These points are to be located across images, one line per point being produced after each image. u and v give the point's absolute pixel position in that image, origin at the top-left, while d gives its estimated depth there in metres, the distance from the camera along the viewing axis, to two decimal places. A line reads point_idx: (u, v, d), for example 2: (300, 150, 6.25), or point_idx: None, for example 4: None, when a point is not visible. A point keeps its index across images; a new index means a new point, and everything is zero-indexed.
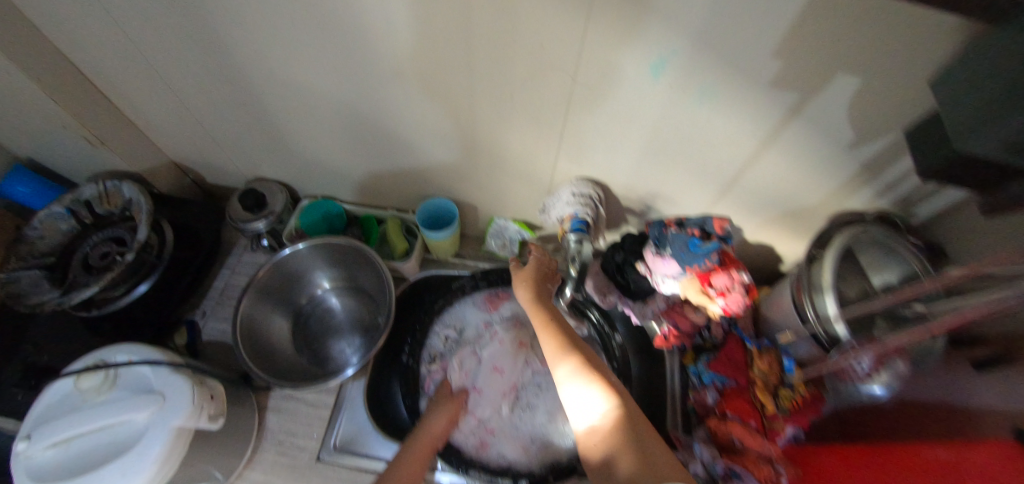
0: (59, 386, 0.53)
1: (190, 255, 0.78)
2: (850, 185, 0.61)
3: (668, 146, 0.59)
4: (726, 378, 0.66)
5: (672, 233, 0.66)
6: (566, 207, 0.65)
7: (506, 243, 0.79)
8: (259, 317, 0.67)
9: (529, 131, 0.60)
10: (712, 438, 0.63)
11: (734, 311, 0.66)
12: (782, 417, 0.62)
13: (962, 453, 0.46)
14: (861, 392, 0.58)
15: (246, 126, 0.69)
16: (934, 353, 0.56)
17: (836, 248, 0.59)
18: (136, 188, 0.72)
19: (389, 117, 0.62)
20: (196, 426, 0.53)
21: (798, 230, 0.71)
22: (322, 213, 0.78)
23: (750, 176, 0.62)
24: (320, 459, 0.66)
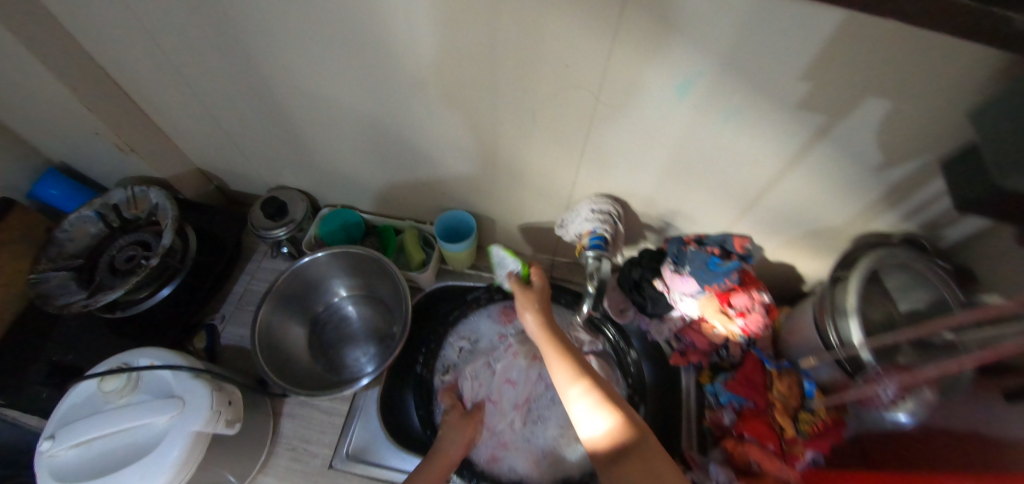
0: (84, 386, 0.54)
1: (211, 259, 0.80)
2: (876, 207, 0.60)
3: (690, 165, 0.59)
4: (744, 399, 0.65)
5: (691, 251, 0.66)
6: (585, 224, 0.65)
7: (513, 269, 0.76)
8: (276, 321, 0.68)
9: (550, 149, 0.60)
10: (730, 460, 0.62)
11: (753, 331, 0.66)
12: (803, 442, 0.60)
13: None
14: (882, 423, 0.54)
15: (271, 136, 0.70)
16: None
17: (860, 272, 0.58)
18: (161, 194, 0.74)
19: (411, 130, 0.63)
20: (213, 431, 0.54)
21: (819, 250, 0.70)
22: (341, 222, 0.78)
23: (773, 196, 0.62)
24: (333, 467, 0.66)
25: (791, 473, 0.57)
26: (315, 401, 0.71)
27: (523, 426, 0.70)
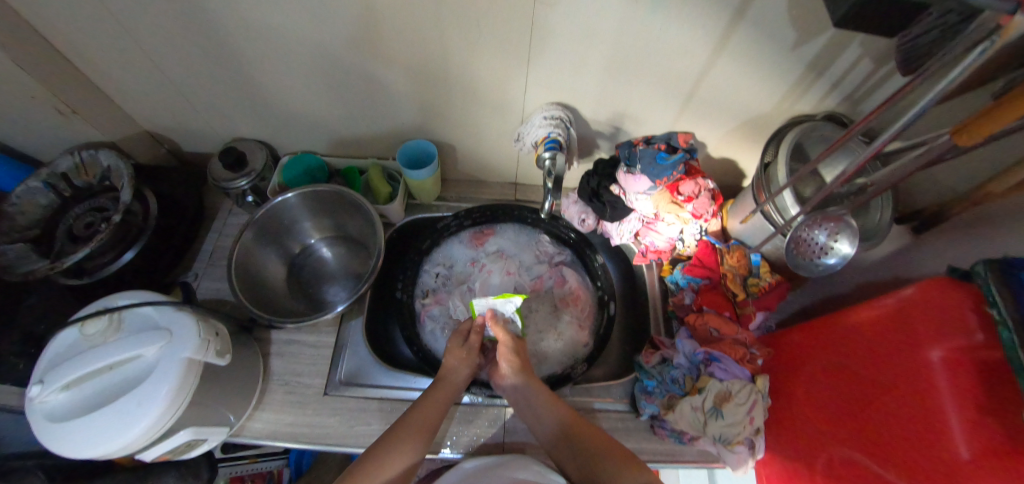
0: (64, 335, 0.53)
1: (175, 220, 0.78)
2: (799, 86, 0.65)
3: (630, 62, 0.63)
4: (700, 279, 0.73)
5: (641, 150, 0.70)
6: (539, 130, 0.69)
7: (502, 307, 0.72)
8: (254, 262, 0.70)
9: (498, 58, 0.63)
10: (693, 334, 0.69)
11: (703, 216, 0.72)
12: (753, 302, 0.68)
13: (901, 295, 0.51)
14: (816, 265, 0.61)
15: (219, 80, 0.69)
16: (879, 228, 0.62)
17: (787, 145, 0.64)
18: (113, 155, 0.71)
19: (361, 56, 0.64)
20: (205, 359, 0.55)
21: (757, 140, 0.76)
22: (304, 167, 0.79)
23: (708, 85, 0.66)
24: (328, 393, 0.69)
25: (745, 332, 0.66)
26: (301, 338, 0.73)
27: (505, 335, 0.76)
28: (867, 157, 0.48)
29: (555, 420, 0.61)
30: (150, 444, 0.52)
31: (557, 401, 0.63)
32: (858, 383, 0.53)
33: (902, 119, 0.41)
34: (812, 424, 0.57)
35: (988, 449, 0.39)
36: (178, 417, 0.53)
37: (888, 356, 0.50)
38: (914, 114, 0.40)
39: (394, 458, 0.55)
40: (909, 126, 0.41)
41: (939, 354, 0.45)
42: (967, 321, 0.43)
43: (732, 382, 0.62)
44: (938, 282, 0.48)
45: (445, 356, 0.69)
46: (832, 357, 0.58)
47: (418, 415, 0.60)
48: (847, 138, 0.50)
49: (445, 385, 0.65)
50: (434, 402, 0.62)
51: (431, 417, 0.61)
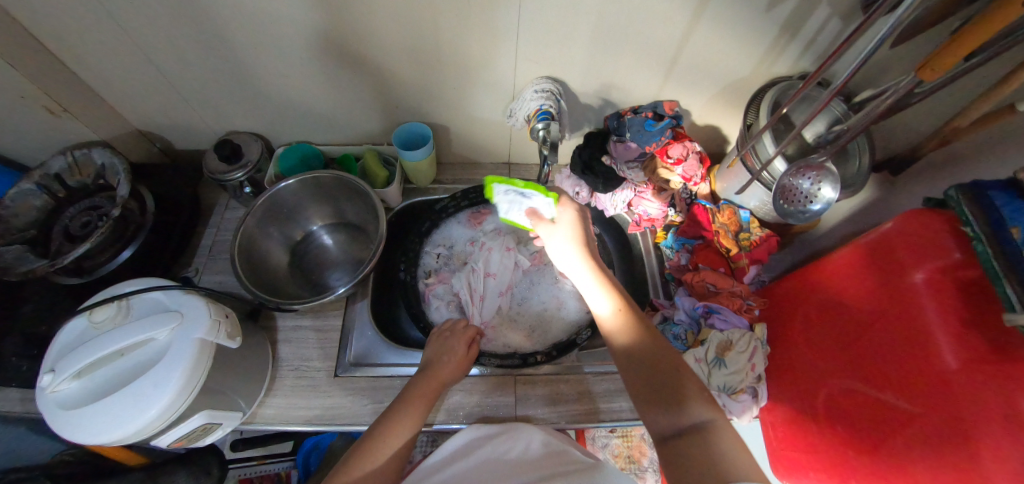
0: (72, 324, 0.53)
1: (172, 217, 0.78)
2: (775, 48, 0.69)
3: (615, 33, 0.65)
4: (694, 239, 0.76)
5: (629, 119, 0.73)
6: (531, 104, 0.72)
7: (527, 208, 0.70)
8: (257, 249, 0.71)
9: (487, 35, 0.65)
10: (692, 291, 0.72)
11: (692, 178, 0.74)
12: (746, 255, 0.70)
13: (883, 229, 0.54)
14: (804, 212, 0.64)
15: (212, 72, 0.70)
16: (859, 176, 0.65)
17: (767, 103, 0.67)
18: (107, 152, 0.71)
19: (354, 39, 0.65)
20: (216, 340, 0.55)
21: (738, 105, 0.79)
22: (299, 156, 0.80)
23: (689, 52, 0.69)
24: (338, 375, 0.69)
25: (739, 285, 0.69)
26: (308, 323, 0.73)
27: (509, 307, 0.78)
28: (829, 96, 0.55)
29: (637, 335, 0.52)
30: (163, 429, 0.52)
31: (652, 330, 0.53)
32: (849, 316, 0.56)
33: (863, 52, 0.49)
34: (809, 363, 0.61)
35: (974, 358, 0.42)
36: (191, 401, 0.53)
37: (873, 286, 0.54)
38: (879, 39, 0.47)
39: (385, 445, 0.54)
40: (866, 59, 0.49)
41: (922, 276, 0.48)
42: (945, 243, 0.47)
43: (732, 331, 0.64)
44: (916, 212, 0.51)
45: (436, 352, 0.66)
46: (822, 297, 0.61)
47: (409, 401, 0.59)
48: (808, 87, 0.59)
49: (440, 371, 0.63)
50: (424, 387, 0.61)
51: (421, 404, 0.59)
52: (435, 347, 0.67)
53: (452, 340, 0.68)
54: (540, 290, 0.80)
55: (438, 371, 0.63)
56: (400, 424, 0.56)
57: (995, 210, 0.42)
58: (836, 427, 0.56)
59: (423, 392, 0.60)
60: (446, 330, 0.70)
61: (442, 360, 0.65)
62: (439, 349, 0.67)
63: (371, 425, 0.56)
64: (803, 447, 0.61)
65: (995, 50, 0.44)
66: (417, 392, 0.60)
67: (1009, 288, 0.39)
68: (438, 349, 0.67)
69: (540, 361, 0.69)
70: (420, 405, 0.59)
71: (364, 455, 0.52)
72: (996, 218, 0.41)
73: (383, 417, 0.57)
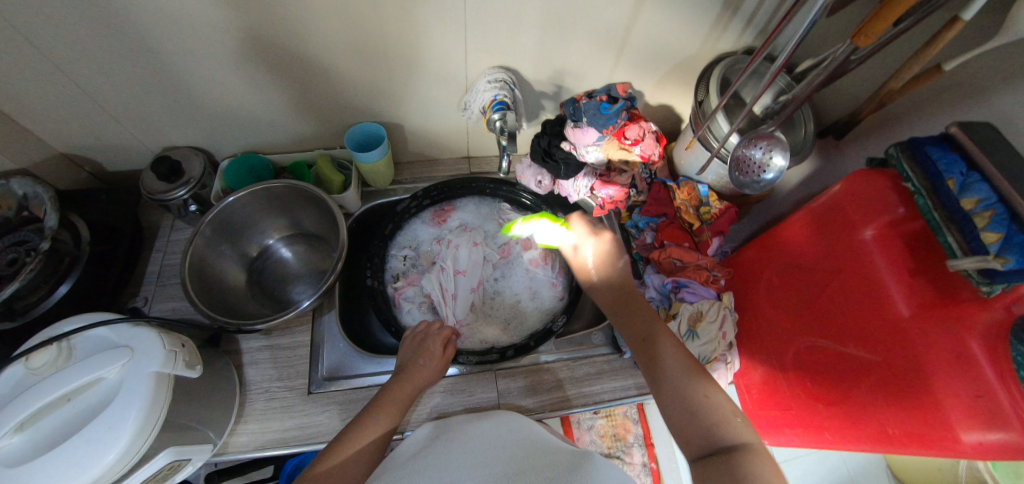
0: (8, 373, 0.48)
1: (112, 244, 0.73)
2: (719, 24, 0.70)
3: (564, 19, 0.64)
4: (657, 217, 0.76)
5: (584, 104, 0.72)
6: (485, 94, 0.70)
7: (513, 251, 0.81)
8: (209, 269, 0.66)
9: (432, 28, 0.62)
10: (659, 268, 0.73)
11: (651, 157, 0.74)
12: (708, 228, 0.71)
13: (832, 192, 0.55)
14: (759, 181, 0.63)
15: (137, 86, 0.65)
16: (806, 142, 0.67)
17: (716, 77, 0.68)
18: (29, 181, 0.65)
19: (289, 40, 0.61)
20: (175, 372, 0.52)
21: (689, 83, 0.81)
22: (247, 167, 0.77)
23: (638, 33, 0.69)
24: (313, 392, 0.67)
25: (704, 258, 0.69)
26: (275, 342, 0.70)
27: (482, 301, 0.77)
28: (775, 71, 0.54)
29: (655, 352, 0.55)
30: (124, 474, 0.47)
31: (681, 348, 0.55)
32: (808, 276, 0.58)
33: (803, 26, 0.49)
34: (776, 325, 0.63)
35: (923, 305, 0.45)
36: (153, 437, 0.49)
37: (827, 246, 0.56)
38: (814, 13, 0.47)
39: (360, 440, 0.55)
40: (808, 32, 0.49)
41: (871, 232, 0.50)
42: (889, 199, 0.49)
43: (701, 302, 0.66)
44: (864, 172, 0.52)
45: (411, 356, 0.64)
46: (781, 261, 0.63)
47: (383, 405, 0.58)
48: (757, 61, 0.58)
49: (416, 373, 0.62)
50: (399, 391, 0.60)
51: (395, 409, 0.59)
52: (409, 352, 0.65)
53: (426, 348, 0.65)
54: (512, 282, 0.80)
55: (413, 374, 0.62)
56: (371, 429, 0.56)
57: (932, 164, 0.43)
58: (805, 383, 0.58)
59: (397, 395, 0.60)
60: (421, 335, 0.67)
61: (419, 360, 0.64)
62: (418, 352, 0.65)
63: (341, 432, 0.56)
64: (776, 405, 0.64)
65: (920, 13, 0.46)
66: (392, 394, 0.60)
67: (951, 237, 0.41)
68: (415, 352, 0.65)
69: (515, 354, 0.69)
70: (394, 408, 0.59)
71: (336, 446, 0.54)
72: (933, 171, 0.43)
73: (355, 421, 0.57)
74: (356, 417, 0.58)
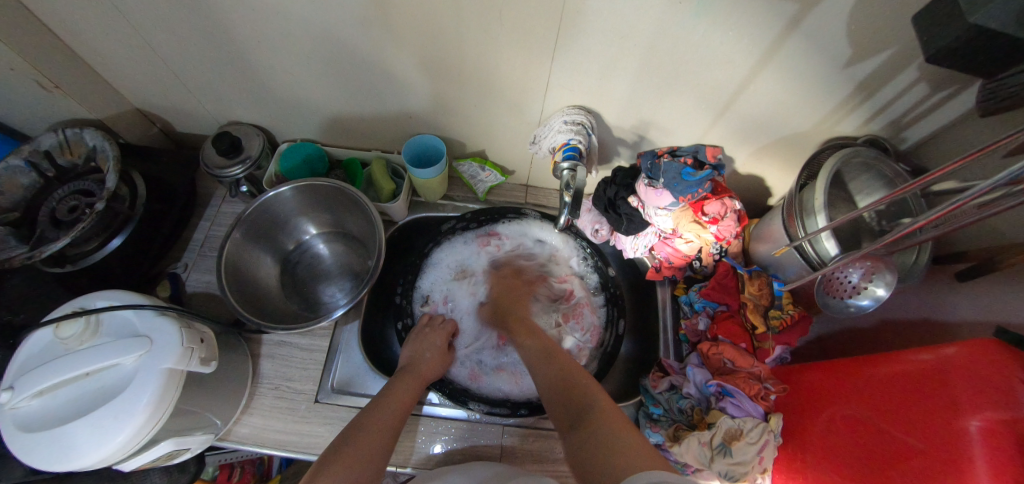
0: (38, 336, 0.47)
1: (166, 205, 0.73)
2: (843, 107, 0.59)
3: (664, 69, 0.56)
4: (717, 304, 0.70)
5: (664, 163, 0.64)
6: (558, 135, 0.64)
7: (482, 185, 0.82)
8: (243, 261, 0.67)
9: (517, 52, 0.56)
10: (705, 362, 0.66)
11: (725, 238, 0.68)
12: (773, 337, 0.65)
13: (941, 351, 0.46)
14: (846, 306, 0.56)
15: (211, 60, 0.64)
16: (915, 268, 0.57)
17: (827, 171, 0.57)
18: (99, 134, 0.65)
19: (366, 44, 0.58)
20: (188, 368, 0.49)
21: (789, 158, 0.70)
22: (303, 156, 0.77)
23: (745, 100, 0.60)
24: (319, 401, 0.66)
25: (760, 366, 0.63)
26: (294, 340, 0.70)
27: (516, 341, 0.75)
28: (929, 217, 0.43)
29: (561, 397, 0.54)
30: (127, 457, 0.46)
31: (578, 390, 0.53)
32: (882, 440, 0.48)
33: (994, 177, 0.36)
34: (822, 470, 0.53)
35: None
36: (157, 429, 0.47)
37: (914, 417, 0.46)
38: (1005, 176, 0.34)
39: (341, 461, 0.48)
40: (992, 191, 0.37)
41: (979, 425, 0.40)
42: (1015, 394, 0.39)
43: (745, 419, 0.58)
44: (985, 344, 0.43)
45: (418, 350, 0.66)
46: (848, 406, 0.54)
47: (382, 409, 0.55)
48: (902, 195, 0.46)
49: (422, 366, 0.64)
50: (408, 386, 0.60)
51: (394, 418, 0.55)
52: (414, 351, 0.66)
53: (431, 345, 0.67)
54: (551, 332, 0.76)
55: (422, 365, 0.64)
56: (382, 417, 0.54)
57: None
58: None
59: (397, 396, 0.58)
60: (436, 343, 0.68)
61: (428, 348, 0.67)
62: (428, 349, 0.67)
63: (356, 416, 0.54)
64: None
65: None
66: (406, 376, 0.62)
67: None
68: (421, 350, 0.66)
69: (528, 414, 0.66)
70: (404, 394, 0.59)
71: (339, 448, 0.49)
72: None
73: (362, 414, 0.55)
74: (358, 418, 0.54)
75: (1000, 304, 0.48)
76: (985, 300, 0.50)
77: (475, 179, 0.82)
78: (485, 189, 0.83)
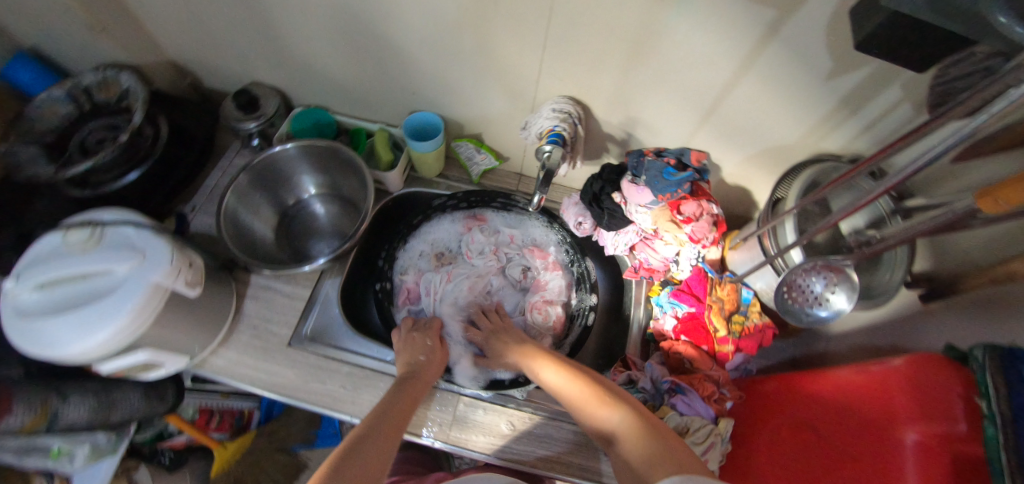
0: (47, 238, 0.52)
1: (183, 149, 0.80)
2: (827, 122, 0.60)
3: (649, 66, 0.58)
4: (686, 306, 0.70)
5: (649, 161, 0.65)
6: (546, 122, 0.67)
7: (475, 167, 0.85)
8: (243, 208, 0.72)
9: (511, 39, 0.60)
10: (665, 361, 0.68)
11: (701, 240, 0.66)
12: (734, 341, 0.66)
13: (890, 363, 0.46)
14: (806, 314, 0.58)
15: (238, 19, 0.70)
16: (888, 287, 0.58)
17: (800, 182, 0.59)
18: (134, 77, 0.71)
19: (376, 16, 0.62)
20: (172, 286, 0.54)
21: (775, 170, 0.71)
22: (313, 120, 0.83)
23: (729, 105, 0.61)
24: (291, 345, 0.70)
25: (718, 370, 0.64)
26: (278, 286, 0.74)
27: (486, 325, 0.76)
28: (874, 195, 0.43)
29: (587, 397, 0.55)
30: (103, 357, 0.50)
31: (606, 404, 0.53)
32: (821, 447, 0.48)
33: (923, 155, 0.37)
34: (762, 475, 0.53)
35: None
36: (135, 336, 0.51)
37: (855, 427, 0.46)
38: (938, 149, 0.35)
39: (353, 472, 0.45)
40: (925, 168, 0.37)
41: (914, 437, 0.40)
42: (953, 409, 0.39)
43: (693, 417, 0.58)
44: (931, 358, 0.43)
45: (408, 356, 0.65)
46: (796, 413, 0.53)
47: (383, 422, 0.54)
48: (857, 174, 0.48)
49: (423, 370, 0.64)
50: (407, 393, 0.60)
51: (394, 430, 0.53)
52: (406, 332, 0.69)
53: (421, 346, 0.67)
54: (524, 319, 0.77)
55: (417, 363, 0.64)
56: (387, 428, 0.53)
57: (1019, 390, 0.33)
58: None
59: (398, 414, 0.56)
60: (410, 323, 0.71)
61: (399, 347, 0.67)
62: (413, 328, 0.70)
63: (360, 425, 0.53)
64: None
65: None
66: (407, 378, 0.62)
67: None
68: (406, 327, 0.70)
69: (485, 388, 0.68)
70: (405, 402, 0.58)
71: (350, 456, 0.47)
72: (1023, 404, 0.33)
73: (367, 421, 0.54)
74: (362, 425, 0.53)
75: (961, 332, 0.48)
76: (950, 327, 0.49)
77: (470, 161, 0.84)
78: (480, 172, 0.86)
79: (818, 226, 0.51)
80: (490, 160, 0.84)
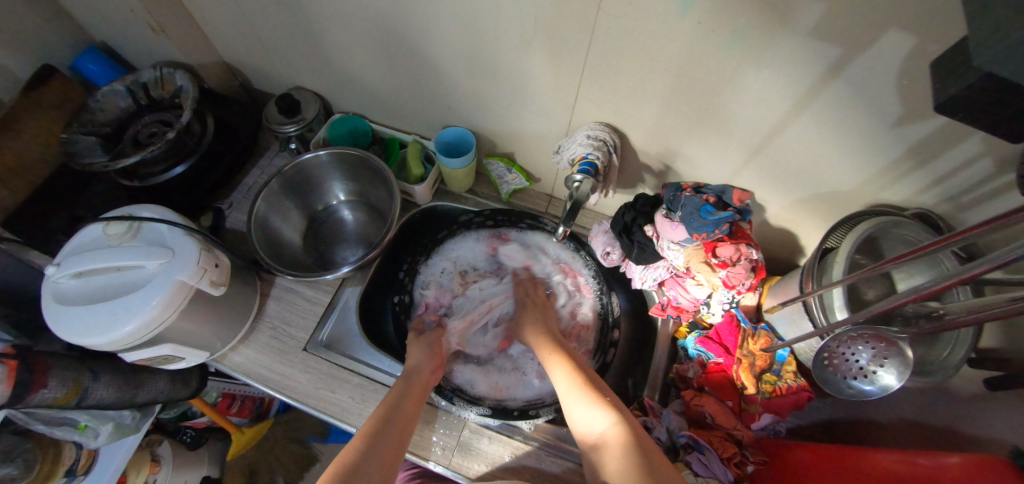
0: (91, 229, 0.55)
1: (227, 147, 0.83)
2: (891, 172, 0.54)
3: (694, 97, 0.55)
4: (714, 356, 0.66)
5: (686, 197, 0.61)
6: (578, 148, 0.65)
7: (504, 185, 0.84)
8: (274, 211, 0.74)
9: (549, 62, 0.58)
10: (684, 411, 0.63)
11: (734, 286, 0.62)
12: (761, 402, 0.61)
13: (943, 459, 0.42)
14: (848, 386, 0.52)
15: (285, 27, 0.72)
16: (943, 366, 0.51)
17: (854, 236, 0.53)
18: (187, 77, 0.74)
19: (416, 32, 0.62)
20: (197, 286, 0.56)
21: (826, 217, 0.65)
22: (349, 127, 0.84)
23: (780, 144, 0.56)
24: (306, 350, 0.70)
25: (743, 430, 0.59)
26: (300, 289, 0.76)
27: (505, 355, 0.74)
28: (951, 282, 0.36)
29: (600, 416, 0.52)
30: (128, 347, 0.52)
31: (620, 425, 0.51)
32: None
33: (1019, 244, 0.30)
34: None
35: None
36: (158, 331, 0.53)
37: None
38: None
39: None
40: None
41: None
42: None
43: (708, 480, 0.53)
44: (990, 461, 0.39)
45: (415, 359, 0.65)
46: None
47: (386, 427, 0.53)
48: (939, 249, 0.40)
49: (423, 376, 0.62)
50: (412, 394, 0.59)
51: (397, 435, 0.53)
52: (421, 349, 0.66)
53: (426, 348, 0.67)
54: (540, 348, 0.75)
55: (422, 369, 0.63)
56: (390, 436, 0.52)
57: None
58: None
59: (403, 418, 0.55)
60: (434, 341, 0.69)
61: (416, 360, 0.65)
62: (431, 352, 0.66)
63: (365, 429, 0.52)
64: None
65: None
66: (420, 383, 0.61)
67: None
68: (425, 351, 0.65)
69: (493, 418, 0.65)
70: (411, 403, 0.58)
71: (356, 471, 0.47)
72: None
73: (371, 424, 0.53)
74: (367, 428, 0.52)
75: None
76: None
77: (500, 179, 0.83)
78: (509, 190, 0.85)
79: (880, 304, 0.43)
80: (520, 181, 0.83)
